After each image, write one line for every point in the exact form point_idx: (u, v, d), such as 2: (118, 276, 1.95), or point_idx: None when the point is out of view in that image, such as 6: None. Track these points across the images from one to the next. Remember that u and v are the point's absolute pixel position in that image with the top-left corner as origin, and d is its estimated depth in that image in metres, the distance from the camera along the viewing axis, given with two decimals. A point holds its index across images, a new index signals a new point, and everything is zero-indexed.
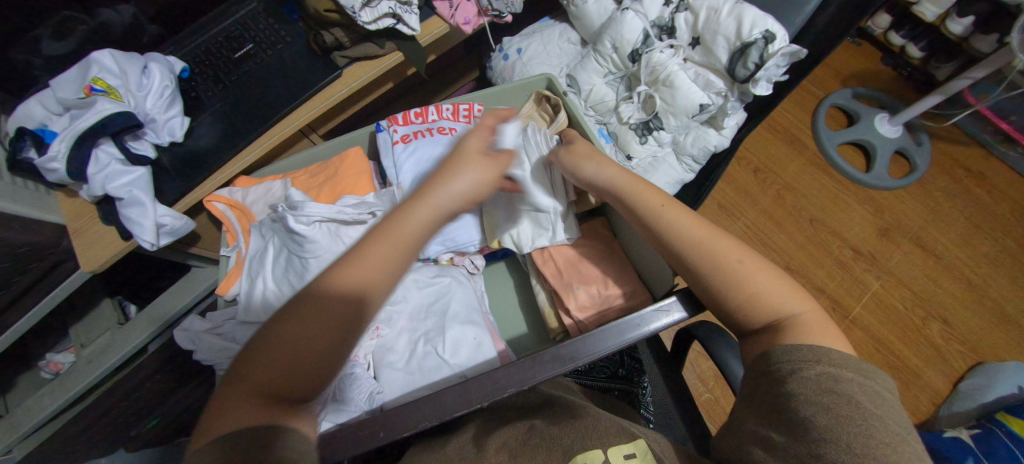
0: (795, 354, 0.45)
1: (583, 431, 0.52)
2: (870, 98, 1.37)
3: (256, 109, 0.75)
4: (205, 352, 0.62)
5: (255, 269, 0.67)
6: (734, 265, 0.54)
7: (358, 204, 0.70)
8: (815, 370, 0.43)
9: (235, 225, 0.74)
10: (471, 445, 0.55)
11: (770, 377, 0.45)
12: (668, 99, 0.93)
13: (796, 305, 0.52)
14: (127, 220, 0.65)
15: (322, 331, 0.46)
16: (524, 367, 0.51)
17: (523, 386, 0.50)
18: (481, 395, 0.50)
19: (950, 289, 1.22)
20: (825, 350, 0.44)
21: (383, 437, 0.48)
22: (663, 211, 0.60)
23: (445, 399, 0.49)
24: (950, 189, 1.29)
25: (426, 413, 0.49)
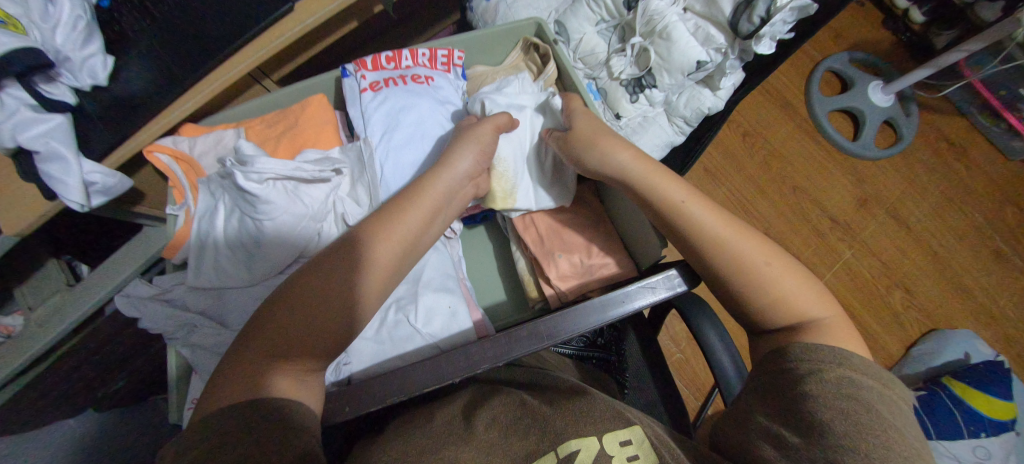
0: (821, 353, 0.42)
1: (574, 414, 0.53)
2: (865, 63, 1.33)
3: (193, 46, 0.65)
4: (150, 319, 0.57)
5: (204, 231, 0.60)
6: (761, 269, 0.50)
7: (319, 160, 0.63)
8: (835, 373, 0.40)
9: (182, 180, 0.66)
10: (460, 418, 0.54)
11: (785, 376, 0.42)
12: (663, 54, 0.86)
13: (818, 304, 0.50)
14: (46, 178, 0.56)
15: (332, 310, 0.49)
16: (500, 342, 0.48)
17: (497, 362, 0.47)
18: (453, 372, 0.47)
19: (916, 260, 1.25)
20: (846, 353, 0.42)
21: (348, 411, 0.46)
22: (684, 206, 0.55)
23: (415, 374, 0.46)
24: (930, 161, 1.29)
25: (396, 386, 0.46)
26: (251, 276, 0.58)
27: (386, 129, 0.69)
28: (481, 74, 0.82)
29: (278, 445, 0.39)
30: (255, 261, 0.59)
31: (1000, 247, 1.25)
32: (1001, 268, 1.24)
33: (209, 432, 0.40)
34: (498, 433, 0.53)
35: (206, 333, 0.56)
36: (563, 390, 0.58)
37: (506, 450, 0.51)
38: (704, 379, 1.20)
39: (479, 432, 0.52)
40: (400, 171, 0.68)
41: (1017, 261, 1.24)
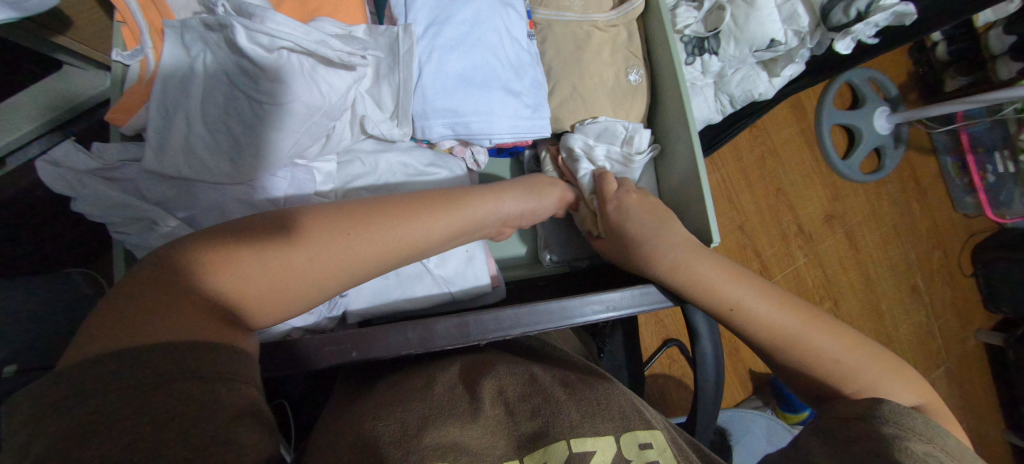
0: (912, 422, 0.41)
1: (594, 405, 0.48)
2: (880, 86, 1.34)
3: None
4: (89, 201, 0.42)
5: (173, 98, 0.44)
6: (833, 367, 0.48)
7: (345, 37, 0.48)
8: (921, 446, 0.40)
9: (132, 12, 0.46)
10: (463, 388, 0.48)
11: (865, 426, 0.42)
12: (739, 19, 0.77)
13: (887, 375, 0.48)
14: None
15: (329, 277, 0.40)
16: (532, 312, 0.43)
17: (526, 330, 0.43)
18: (481, 333, 0.42)
19: (852, 279, 1.36)
20: (940, 434, 0.41)
21: (355, 356, 0.40)
22: (757, 292, 0.51)
23: (436, 326, 0.42)
24: (895, 196, 1.38)
25: (411, 341, 0.41)
26: (229, 169, 0.45)
27: (433, 20, 0.53)
28: None
29: (209, 395, 0.29)
30: (242, 154, 0.45)
31: (917, 283, 1.39)
32: (912, 301, 1.38)
33: (129, 350, 0.30)
34: (503, 408, 0.48)
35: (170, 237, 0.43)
36: (582, 370, 0.54)
37: (513, 430, 0.46)
38: (648, 347, 1.26)
39: (487, 409, 0.47)
40: (445, 84, 0.53)
41: (926, 297, 1.39)
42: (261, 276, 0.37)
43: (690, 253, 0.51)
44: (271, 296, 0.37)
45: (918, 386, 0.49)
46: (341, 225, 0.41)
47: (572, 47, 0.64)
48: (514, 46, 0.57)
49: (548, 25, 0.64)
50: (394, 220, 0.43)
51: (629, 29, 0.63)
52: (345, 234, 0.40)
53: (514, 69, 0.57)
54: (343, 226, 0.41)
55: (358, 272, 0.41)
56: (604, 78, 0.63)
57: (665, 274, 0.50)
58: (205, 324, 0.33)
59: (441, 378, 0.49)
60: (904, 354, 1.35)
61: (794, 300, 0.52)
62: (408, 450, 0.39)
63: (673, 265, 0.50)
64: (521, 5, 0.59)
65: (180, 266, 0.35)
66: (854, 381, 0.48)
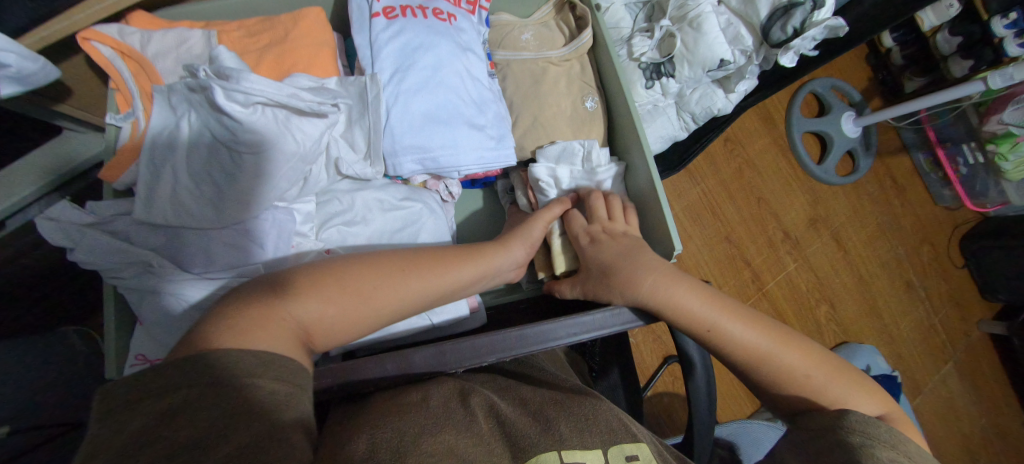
0: (873, 430, 0.44)
1: (581, 420, 0.49)
2: (844, 93, 1.40)
3: None
4: (85, 252, 0.46)
5: (160, 154, 0.49)
6: (802, 382, 0.50)
7: (315, 90, 0.53)
8: (886, 453, 0.42)
9: (129, 84, 0.54)
10: (457, 400, 0.49)
11: (836, 436, 0.44)
12: (689, 44, 0.82)
13: (854, 387, 0.51)
14: None
15: (382, 305, 0.45)
16: (505, 338, 0.45)
17: (502, 356, 0.45)
18: (456, 360, 0.44)
19: (845, 280, 1.36)
20: (904, 442, 0.43)
21: (332, 384, 0.43)
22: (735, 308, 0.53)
23: (414, 357, 0.43)
24: (874, 195, 1.41)
25: (389, 369, 0.43)
26: (216, 218, 0.49)
27: (397, 68, 0.58)
28: (506, 24, 0.70)
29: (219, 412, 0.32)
30: (225, 201, 0.49)
31: (911, 278, 1.39)
32: (908, 297, 1.38)
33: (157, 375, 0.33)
34: (496, 421, 0.49)
35: (184, 289, 0.47)
36: (566, 387, 0.55)
37: (506, 442, 0.47)
38: (648, 364, 1.25)
39: (483, 423, 0.48)
40: (411, 123, 0.58)
41: (921, 292, 1.39)
42: (333, 309, 0.43)
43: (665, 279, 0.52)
44: (343, 316, 0.43)
45: (884, 399, 0.52)
46: (398, 263, 0.47)
47: (531, 82, 0.69)
48: (475, 86, 0.63)
49: (508, 64, 0.70)
50: (441, 259, 0.50)
51: (581, 62, 0.69)
52: (401, 270, 0.47)
53: (476, 106, 0.62)
54: (401, 263, 0.48)
55: (405, 307, 0.47)
56: (563, 107, 0.68)
57: (644, 299, 0.51)
58: (266, 338, 0.38)
59: (436, 390, 0.49)
60: (908, 352, 1.34)
61: (769, 321, 0.54)
62: (405, 457, 0.41)
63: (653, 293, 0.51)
64: (479, 48, 0.65)
65: (245, 303, 0.40)
66: (824, 396, 0.50)
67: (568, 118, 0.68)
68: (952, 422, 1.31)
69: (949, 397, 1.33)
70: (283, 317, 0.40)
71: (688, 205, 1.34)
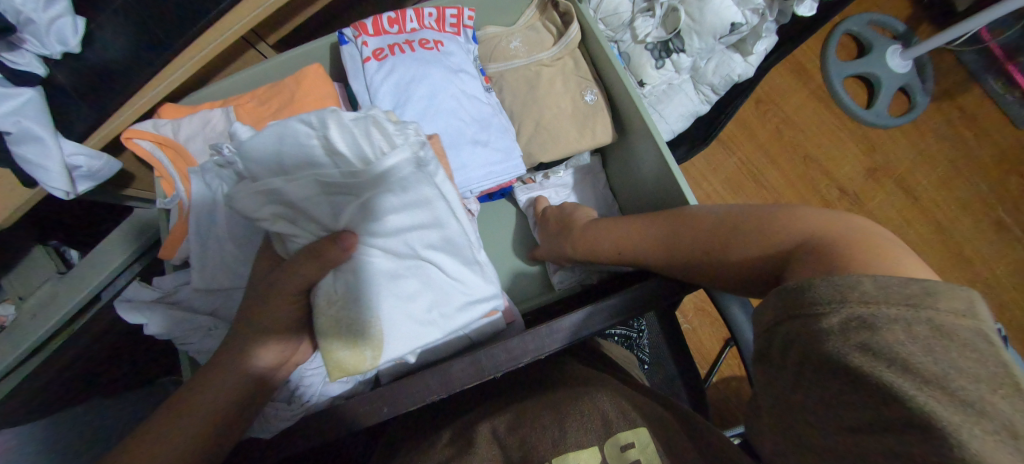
0: (818, 292, 0.35)
1: (574, 418, 0.47)
2: (884, 26, 1.28)
3: (161, 8, 0.52)
4: (157, 324, 0.50)
5: (204, 229, 0.54)
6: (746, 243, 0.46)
7: None
8: (838, 317, 0.33)
9: (169, 169, 0.59)
10: (462, 442, 0.49)
11: (789, 325, 0.36)
12: (694, 15, 0.78)
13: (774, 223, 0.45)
14: (24, 162, 0.49)
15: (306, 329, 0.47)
16: (540, 335, 0.45)
17: (539, 355, 0.45)
18: (492, 367, 0.44)
19: (922, 232, 1.22)
20: (853, 281, 0.34)
21: (388, 412, 0.43)
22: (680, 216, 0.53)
23: (452, 369, 0.44)
24: (941, 131, 1.26)
25: (433, 386, 0.43)
26: None
27: (397, 103, 0.62)
28: (494, 36, 0.72)
29: None
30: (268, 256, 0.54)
31: (1001, 216, 1.22)
32: (1002, 238, 1.21)
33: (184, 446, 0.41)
34: (500, 449, 0.47)
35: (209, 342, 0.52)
36: (574, 381, 0.54)
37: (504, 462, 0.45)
38: (710, 349, 1.20)
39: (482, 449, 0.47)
40: None
41: (1018, 231, 1.22)
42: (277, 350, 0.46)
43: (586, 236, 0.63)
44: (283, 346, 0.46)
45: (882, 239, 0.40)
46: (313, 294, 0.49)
47: (527, 88, 0.70)
48: (474, 103, 0.65)
49: (502, 75, 0.72)
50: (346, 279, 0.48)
51: (574, 57, 0.69)
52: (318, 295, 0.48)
53: (479, 123, 0.64)
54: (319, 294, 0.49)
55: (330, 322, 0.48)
56: (563, 105, 0.68)
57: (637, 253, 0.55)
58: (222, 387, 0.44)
59: (439, 440, 0.50)
60: (1011, 299, 1.18)
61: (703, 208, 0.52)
62: None
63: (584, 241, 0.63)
64: (470, 65, 0.66)
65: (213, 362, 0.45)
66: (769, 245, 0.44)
67: (574, 114, 0.68)
68: None
69: None
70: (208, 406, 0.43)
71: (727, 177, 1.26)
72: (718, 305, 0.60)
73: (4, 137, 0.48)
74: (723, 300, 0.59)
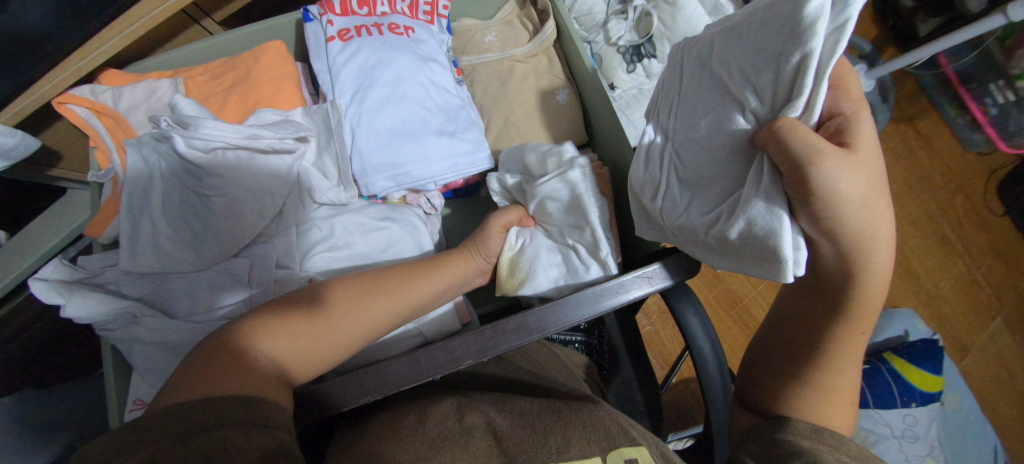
0: (821, 435, 0.42)
1: (576, 427, 0.49)
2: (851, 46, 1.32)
3: None
4: (77, 306, 0.47)
5: (138, 206, 0.51)
6: (827, 384, 0.44)
7: (277, 124, 0.55)
8: (834, 455, 0.40)
9: (105, 140, 0.55)
10: (453, 421, 0.49)
11: (781, 439, 0.42)
12: (667, 21, 0.78)
13: (849, 413, 0.46)
14: None
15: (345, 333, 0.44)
16: (484, 336, 0.43)
17: (481, 357, 0.42)
18: (432, 368, 0.42)
19: None
20: (846, 441, 0.41)
21: (318, 411, 0.40)
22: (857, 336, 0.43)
23: (388, 370, 0.41)
24: (897, 149, 1.32)
25: (366, 387, 0.41)
26: (201, 261, 0.51)
27: (358, 88, 0.59)
28: (469, 29, 0.71)
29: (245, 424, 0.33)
30: (203, 242, 0.51)
31: (946, 233, 1.29)
32: (946, 253, 1.28)
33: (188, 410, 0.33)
34: (493, 437, 0.48)
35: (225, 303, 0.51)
36: (566, 395, 0.54)
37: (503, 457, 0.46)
38: (671, 352, 1.22)
39: (478, 440, 0.48)
40: (379, 141, 0.58)
41: (960, 248, 1.28)
42: (298, 346, 0.42)
43: (869, 185, 0.36)
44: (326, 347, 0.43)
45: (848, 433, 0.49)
46: (362, 291, 0.47)
47: (498, 84, 0.69)
48: (442, 94, 0.63)
49: (474, 69, 0.70)
50: (371, 286, 0.48)
51: (548, 56, 0.69)
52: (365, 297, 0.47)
53: (445, 115, 0.62)
54: (363, 292, 0.47)
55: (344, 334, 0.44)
56: (534, 103, 0.68)
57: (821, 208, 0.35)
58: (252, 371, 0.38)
59: (434, 411, 0.50)
60: (950, 312, 1.25)
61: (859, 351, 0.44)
62: None
63: (851, 193, 0.35)
64: (443, 57, 0.65)
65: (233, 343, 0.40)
66: (830, 393, 0.44)
67: (545, 107, 0.68)
68: (1005, 379, 1.22)
69: (997, 356, 1.23)
70: (247, 368, 0.39)
71: None
72: (674, 313, 0.61)
73: None
74: (678, 305, 0.60)
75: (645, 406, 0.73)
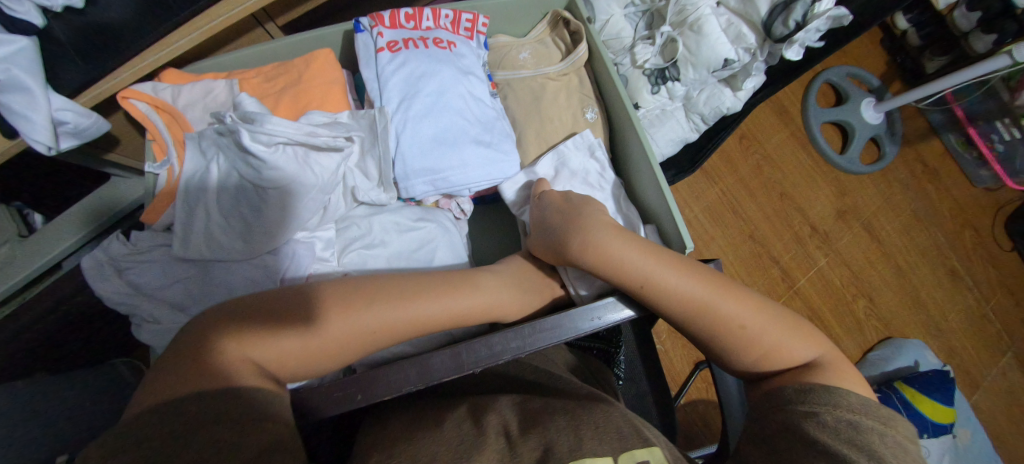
0: (843, 399, 0.41)
1: (589, 427, 0.45)
2: (861, 80, 1.36)
3: None
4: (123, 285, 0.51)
5: (193, 195, 0.54)
6: (733, 331, 0.46)
7: (330, 125, 0.58)
8: (835, 416, 0.40)
9: (163, 133, 0.58)
10: (470, 422, 0.46)
11: (787, 414, 0.41)
12: (692, 47, 0.82)
13: (800, 350, 0.46)
14: (7, 110, 0.47)
15: (339, 339, 0.43)
16: (524, 333, 0.41)
17: (520, 353, 0.41)
18: (473, 360, 0.40)
19: (883, 274, 1.28)
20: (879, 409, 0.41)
21: (360, 401, 0.38)
22: (741, 324, 0.46)
23: (432, 360, 0.40)
24: (906, 182, 1.34)
25: (410, 375, 0.39)
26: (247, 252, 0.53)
27: (404, 97, 0.62)
28: (505, 45, 0.74)
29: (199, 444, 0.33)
30: (250, 234, 0.54)
31: (955, 266, 1.30)
32: (954, 285, 1.29)
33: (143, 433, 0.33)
34: (506, 440, 0.45)
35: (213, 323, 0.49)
36: (577, 394, 0.51)
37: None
38: (681, 372, 1.22)
39: (491, 441, 0.44)
40: (422, 146, 0.61)
41: (967, 281, 1.30)
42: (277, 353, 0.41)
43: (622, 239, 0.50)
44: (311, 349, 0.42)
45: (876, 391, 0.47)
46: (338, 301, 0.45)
47: (531, 98, 0.72)
48: (479, 105, 0.66)
49: (508, 83, 0.74)
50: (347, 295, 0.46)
51: (578, 75, 0.72)
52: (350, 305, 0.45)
53: (483, 125, 0.65)
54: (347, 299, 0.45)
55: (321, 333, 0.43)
56: (565, 120, 0.71)
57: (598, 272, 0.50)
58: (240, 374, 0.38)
59: (452, 413, 0.47)
60: (959, 345, 1.25)
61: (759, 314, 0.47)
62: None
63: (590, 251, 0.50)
64: (481, 71, 0.68)
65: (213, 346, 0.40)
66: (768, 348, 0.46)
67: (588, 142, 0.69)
68: (1014, 416, 1.22)
69: (1005, 392, 1.24)
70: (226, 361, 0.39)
71: (708, 206, 1.28)
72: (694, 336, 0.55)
73: None
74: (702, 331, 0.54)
75: (662, 419, 0.73)
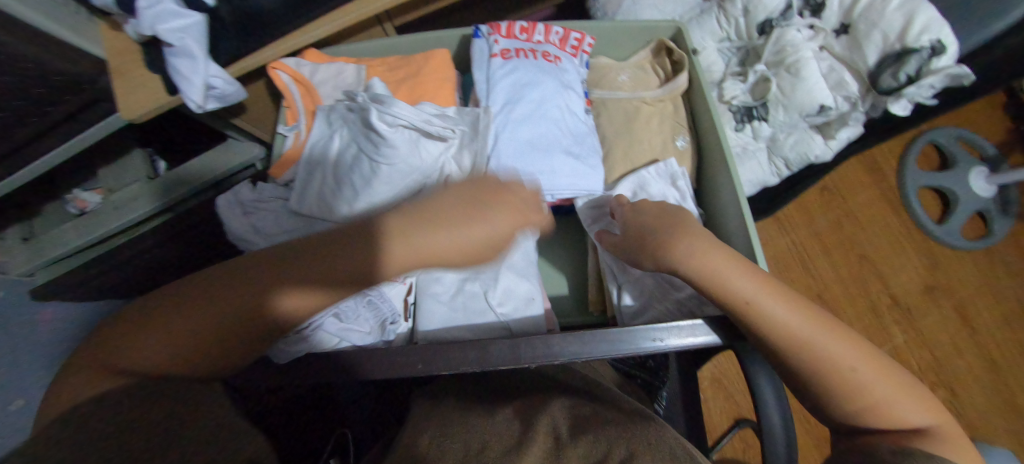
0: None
1: (640, 441, 0.42)
2: (975, 146, 1.25)
3: None
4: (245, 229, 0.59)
5: (314, 161, 0.61)
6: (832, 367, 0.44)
7: (443, 117, 0.62)
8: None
9: (297, 103, 0.66)
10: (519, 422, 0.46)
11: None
12: (786, 89, 0.80)
13: (903, 399, 0.44)
14: (176, 72, 0.59)
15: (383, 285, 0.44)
16: (583, 339, 0.44)
17: (577, 358, 0.43)
18: (533, 357, 0.43)
19: (973, 365, 1.13)
20: None
21: (420, 371, 0.42)
22: (837, 355, 0.44)
23: (493, 349, 0.43)
24: (1016, 268, 1.20)
25: (471, 357, 0.42)
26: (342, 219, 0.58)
27: (508, 99, 0.66)
28: (604, 66, 0.76)
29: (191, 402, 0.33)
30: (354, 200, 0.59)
31: None
32: None
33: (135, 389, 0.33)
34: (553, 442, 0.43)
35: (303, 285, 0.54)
36: (627, 410, 0.49)
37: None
38: (718, 426, 1.15)
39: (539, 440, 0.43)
40: (515, 147, 0.64)
41: None
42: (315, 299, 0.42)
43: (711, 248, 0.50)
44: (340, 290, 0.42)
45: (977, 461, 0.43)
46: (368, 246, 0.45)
47: (624, 119, 0.73)
48: (574, 119, 0.68)
49: (603, 101, 0.75)
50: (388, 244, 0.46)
51: (675, 103, 0.72)
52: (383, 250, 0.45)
53: (574, 138, 0.67)
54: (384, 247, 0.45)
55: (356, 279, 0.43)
56: (653, 145, 0.71)
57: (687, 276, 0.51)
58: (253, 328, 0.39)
59: (499, 414, 0.48)
60: None
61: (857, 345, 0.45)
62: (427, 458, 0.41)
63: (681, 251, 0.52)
64: (579, 86, 0.70)
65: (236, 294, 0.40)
66: (866, 391, 0.43)
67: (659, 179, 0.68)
68: None
69: None
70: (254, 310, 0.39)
71: (776, 257, 1.22)
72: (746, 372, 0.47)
73: (169, 48, 0.59)
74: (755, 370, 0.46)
75: None
